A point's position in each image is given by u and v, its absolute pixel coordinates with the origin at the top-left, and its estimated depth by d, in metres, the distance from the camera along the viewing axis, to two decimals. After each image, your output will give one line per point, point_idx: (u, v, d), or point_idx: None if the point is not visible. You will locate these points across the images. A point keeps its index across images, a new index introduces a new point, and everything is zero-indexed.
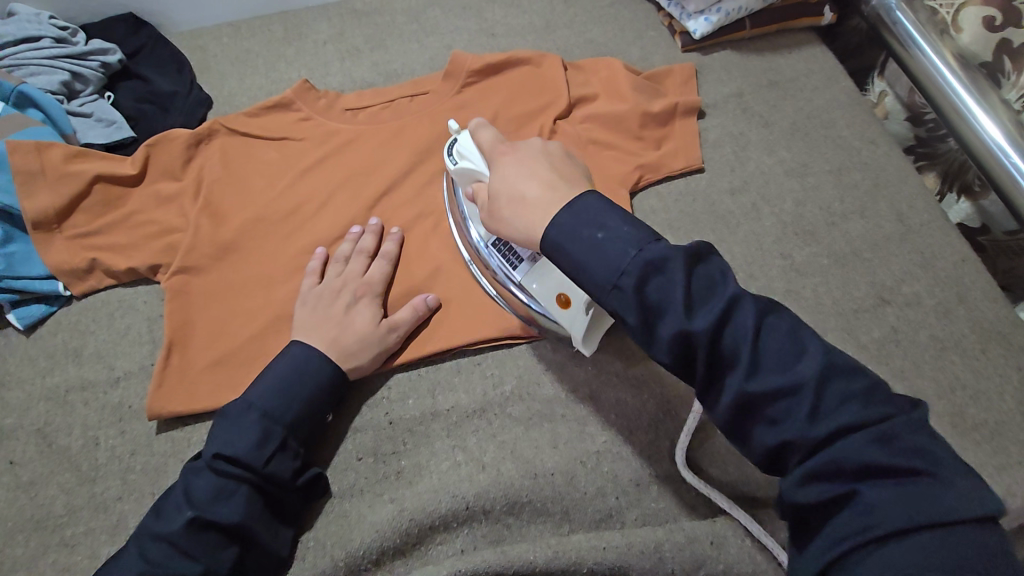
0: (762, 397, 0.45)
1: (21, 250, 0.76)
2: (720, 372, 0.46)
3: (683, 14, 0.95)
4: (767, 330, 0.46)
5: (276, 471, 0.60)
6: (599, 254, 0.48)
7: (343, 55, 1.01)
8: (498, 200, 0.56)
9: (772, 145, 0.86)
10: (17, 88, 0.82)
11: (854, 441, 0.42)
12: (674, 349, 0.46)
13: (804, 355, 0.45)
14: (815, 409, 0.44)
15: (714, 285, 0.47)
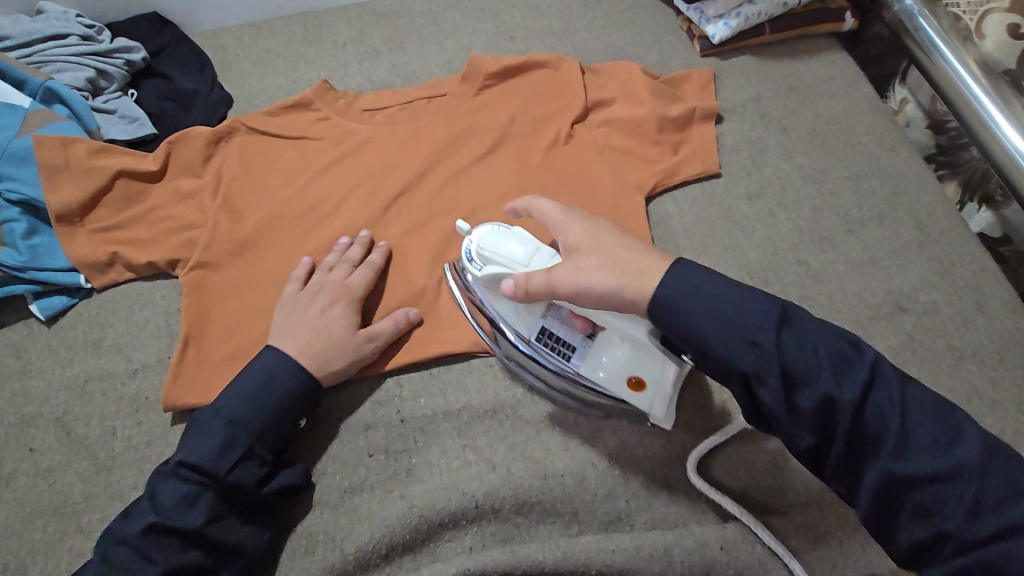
0: (908, 477, 0.45)
1: (44, 243, 0.78)
2: (865, 451, 0.47)
3: (702, 19, 0.95)
4: (913, 408, 0.47)
5: (237, 479, 0.60)
6: (724, 320, 0.48)
7: (363, 56, 1.02)
8: (584, 261, 0.54)
9: (789, 151, 0.85)
10: (45, 84, 0.84)
11: (1020, 544, 0.43)
12: (812, 426, 0.47)
13: (958, 439, 0.46)
14: (975, 502, 0.44)
15: (851, 360, 0.47)
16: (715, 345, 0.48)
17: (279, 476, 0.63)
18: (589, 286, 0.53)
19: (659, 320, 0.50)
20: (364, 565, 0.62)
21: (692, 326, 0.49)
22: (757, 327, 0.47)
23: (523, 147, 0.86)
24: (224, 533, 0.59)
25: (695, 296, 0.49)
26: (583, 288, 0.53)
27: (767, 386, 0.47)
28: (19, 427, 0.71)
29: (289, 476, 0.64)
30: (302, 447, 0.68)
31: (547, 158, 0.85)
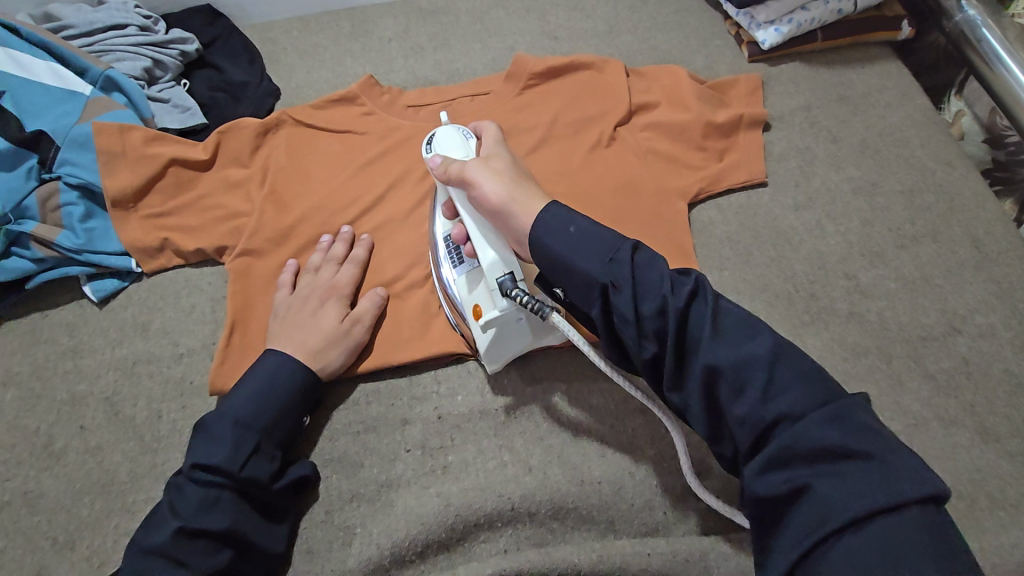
0: (720, 376, 0.48)
1: (100, 226, 0.80)
2: (685, 355, 0.49)
3: (751, 24, 0.93)
4: (722, 312, 0.50)
5: (253, 475, 0.60)
6: (584, 242, 0.54)
7: (407, 53, 1.02)
8: (494, 168, 0.62)
9: (840, 162, 0.83)
10: (105, 73, 0.86)
11: (800, 426, 0.44)
12: (650, 332, 0.50)
13: (758, 336, 0.48)
14: (767, 391, 0.46)
15: (679, 278, 0.51)
16: (571, 258, 0.54)
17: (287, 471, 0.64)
18: (484, 184, 0.61)
19: (536, 234, 0.56)
20: (400, 561, 0.62)
21: (555, 244, 0.55)
22: (609, 246, 0.53)
23: (566, 147, 0.86)
24: (249, 528, 0.59)
25: (564, 226, 0.55)
26: (480, 184, 0.61)
27: (619, 294, 0.51)
28: (71, 404, 0.74)
29: (298, 469, 0.65)
30: (342, 440, 0.70)
31: (588, 161, 0.84)
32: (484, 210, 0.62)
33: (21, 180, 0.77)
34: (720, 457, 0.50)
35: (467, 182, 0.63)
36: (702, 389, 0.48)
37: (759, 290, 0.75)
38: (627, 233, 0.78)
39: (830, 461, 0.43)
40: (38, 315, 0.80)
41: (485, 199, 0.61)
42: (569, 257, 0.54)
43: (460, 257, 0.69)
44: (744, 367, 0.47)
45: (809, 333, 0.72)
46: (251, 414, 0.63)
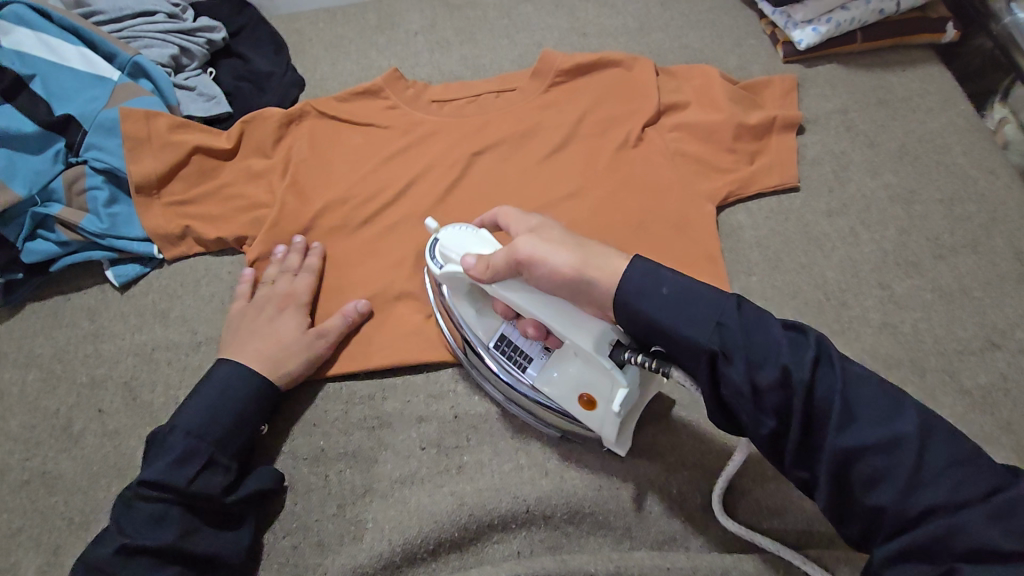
0: (857, 458, 0.43)
1: (123, 211, 0.80)
2: (816, 431, 0.45)
3: (788, 24, 0.90)
4: (855, 382, 0.45)
5: (201, 489, 0.59)
6: (684, 307, 0.48)
7: (434, 46, 1.01)
8: (547, 237, 0.55)
9: (876, 167, 0.81)
10: (133, 59, 0.86)
11: (954, 518, 0.41)
12: (770, 407, 0.45)
13: (900, 412, 0.44)
14: (913, 475, 0.43)
15: (797, 340, 0.46)
16: (674, 324, 0.48)
17: (245, 483, 0.63)
18: (548, 258, 0.53)
19: (625, 299, 0.50)
20: (411, 558, 0.61)
21: (650, 308, 0.49)
22: (717, 311, 0.47)
23: (592, 147, 0.84)
24: (201, 541, 0.58)
25: (656, 287, 0.49)
26: (543, 260, 0.53)
27: (734, 363, 0.46)
28: (90, 388, 0.74)
29: (255, 482, 0.63)
30: (356, 436, 0.69)
31: (614, 162, 0.82)
32: (556, 289, 0.54)
33: (47, 163, 0.77)
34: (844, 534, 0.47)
35: (526, 266, 0.54)
36: (834, 470, 0.44)
37: (788, 297, 0.73)
38: (653, 238, 0.76)
39: (993, 561, 0.40)
40: (61, 298, 0.80)
41: (558, 274, 0.53)
42: (670, 323, 0.48)
43: (527, 356, 0.64)
44: (888, 449, 0.43)
45: (839, 343, 0.69)
46: (203, 423, 0.62)
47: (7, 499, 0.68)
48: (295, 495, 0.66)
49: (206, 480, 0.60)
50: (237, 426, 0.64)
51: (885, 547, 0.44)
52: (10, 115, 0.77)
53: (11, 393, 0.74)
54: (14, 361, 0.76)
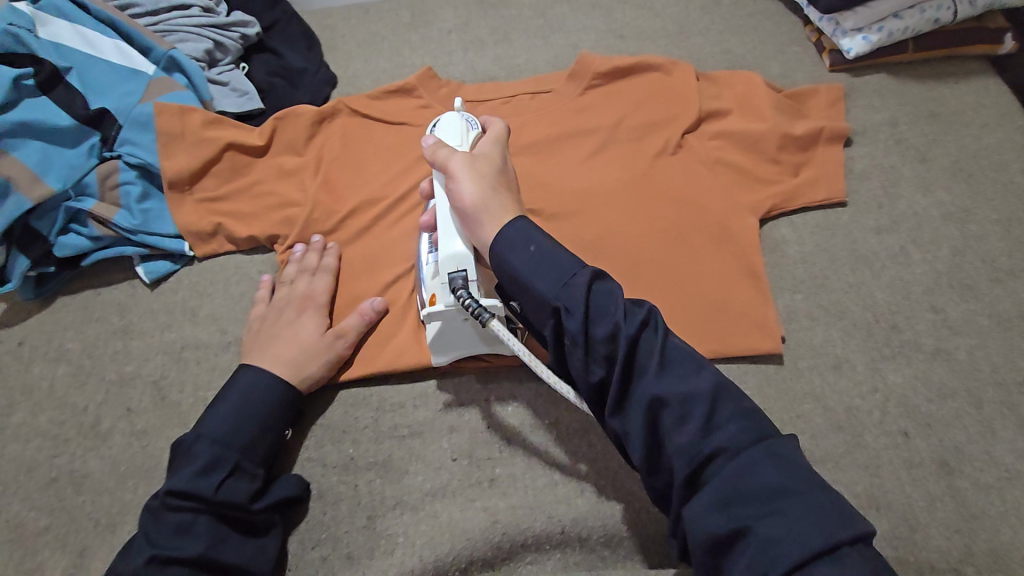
0: (663, 406, 0.46)
1: (156, 207, 0.80)
2: (631, 384, 0.47)
3: (836, 31, 0.87)
4: (670, 346, 0.48)
5: (229, 496, 0.58)
6: (543, 262, 0.51)
7: (467, 46, 1.00)
8: (478, 169, 0.58)
9: (929, 184, 0.78)
10: (168, 53, 0.85)
11: (734, 462, 0.43)
12: (599, 357, 0.48)
13: (701, 369, 0.47)
14: (706, 423, 0.45)
15: (632, 306, 0.49)
16: (529, 273, 0.51)
17: (272, 490, 0.62)
18: (458, 181, 0.57)
19: (497, 249, 0.53)
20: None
21: (515, 260, 0.52)
22: (567, 269, 0.50)
23: (629, 153, 0.81)
24: (230, 552, 0.57)
25: (525, 244, 0.52)
26: (455, 180, 0.58)
27: (571, 316, 0.48)
28: (119, 386, 0.74)
29: (281, 490, 0.63)
30: (385, 445, 0.68)
31: (653, 167, 0.79)
32: (455, 209, 0.58)
33: (82, 157, 0.77)
34: (651, 488, 0.48)
35: (447, 176, 0.59)
36: (647, 421, 0.46)
37: (834, 318, 0.71)
38: (696, 248, 0.74)
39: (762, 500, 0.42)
40: (91, 293, 0.80)
41: (457, 198, 0.57)
42: (523, 276, 0.51)
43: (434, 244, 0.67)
44: (686, 400, 0.45)
45: (890, 368, 0.67)
46: (229, 430, 0.61)
47: (36, 497, 0.68)
48: (325, 504, 0.65)
49: (233, 487, 0.59)
50: (262, 433, 0.63)
51: (688, 504, 0.44)
52: (47, 107, 0.76)
53: (40, 388, 0.74)
54: (44, 356, 0.76)
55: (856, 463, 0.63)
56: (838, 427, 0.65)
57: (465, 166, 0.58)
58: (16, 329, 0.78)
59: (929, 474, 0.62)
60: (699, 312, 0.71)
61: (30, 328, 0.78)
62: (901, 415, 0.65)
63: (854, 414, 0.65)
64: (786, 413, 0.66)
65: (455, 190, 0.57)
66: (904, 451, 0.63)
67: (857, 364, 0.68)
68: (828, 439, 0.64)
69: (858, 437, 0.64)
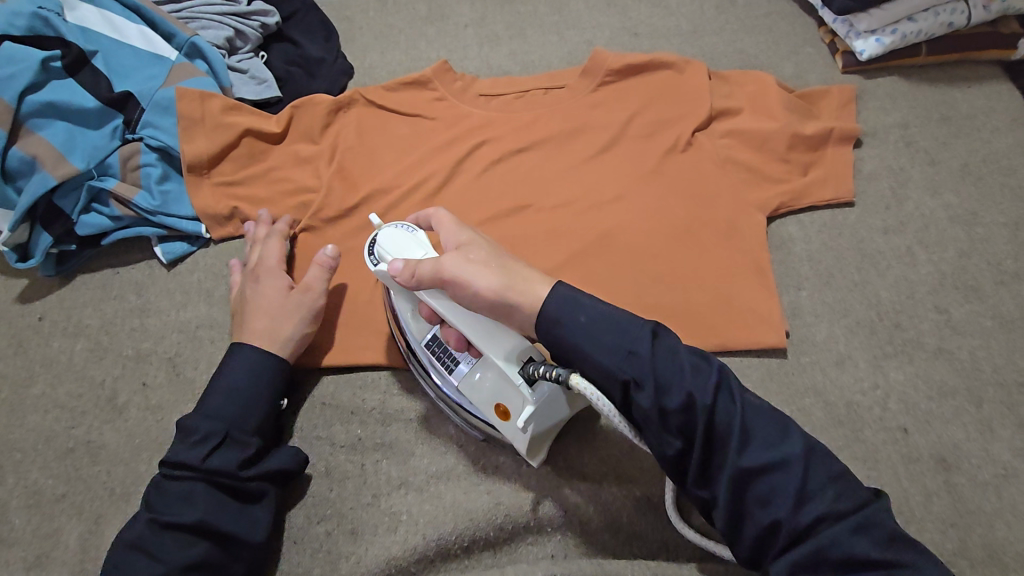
0: (753, 476, 0.48)
1: (175, 189, 0.81)
2: (713, 450, 0.49)
3: (850, 33, 0.87)
4: (749, 409, 0.49)
5: (218, 466, 0.59)
6: (603, 333, 0.51)
7: (483, 40, 1.01)
8: (476, 258, 0.56)
9: (937, 186, 0.78)
10: (190, 40, 0.87)
11: (836, 529, 0.46)
12: (675, 428, 0.49)
13: (788, 434, 0.48)
14: (797, 491, 0.47)
15: (700, 367, 0.50)
16: (591, 347, 0.51)
17: (268, 460, 0.63)
18: (473, 281, 0.55)
19: (545, 327, 0.53)
20: (445, 554, 0.62)
21: (570, 335, 0.52)
22: (628, 337, 0.50)
23: (639, 150, 0.82)
24: (223, 521, 0.58)
25: (574, 315, 0.52)
26: (468, 281, 0.55)
27: (643, 391, 0.49)
28: (135, 361, 0.76)
29: (276, 461, 0.63)
30: (391, 428, 0.69)
31: (663, 164, 0.80)
32: (481, 308, 0.56)
33: (105, 139, 0.79)
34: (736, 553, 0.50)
35: (451, 283, 0.56)
36: (733, 491, 0.48)
37: (839, 315, 0.71)
38: (715, 254, 0.74)
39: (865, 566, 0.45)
40: (110, 271, 0.82)
41: (481, 295, 0.55)
42: (584, 354, 0.51)
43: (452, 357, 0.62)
44: (778, 469, 0.47)
45: (892, 365, 0.68)
46: (217, 405, 0.63)
47: (53, 465, 0.70)
48: (332, 481, 0.67)
49: (225, 456, 0.60)
50: (252, 406, 0.64)
51: (774, 564, 0.47)
52: (73, 89, 0.79)
53: (60, 361, 0.76)
54: (64, 330, 0.78)
55: (854, 457, 0.64)
56: (839, 421, 0.66)
57: (465, 262, 0.56)
58: (37, 304, 0.80)
59: (927, 470, 0.63)
60: (698, 304, 0.72)
61: (51, 303, 0.80)
62: (901, 412, 0.66)
63: (854, 409, 0.66)
64: (788, 407, 0.67)
65: (479, 289, 0.55)
66: (903, 447, 0.64)
67: (859, 361, 0.69)
68: (828, 433, 0.65)
69: (858, 431, 0.65)
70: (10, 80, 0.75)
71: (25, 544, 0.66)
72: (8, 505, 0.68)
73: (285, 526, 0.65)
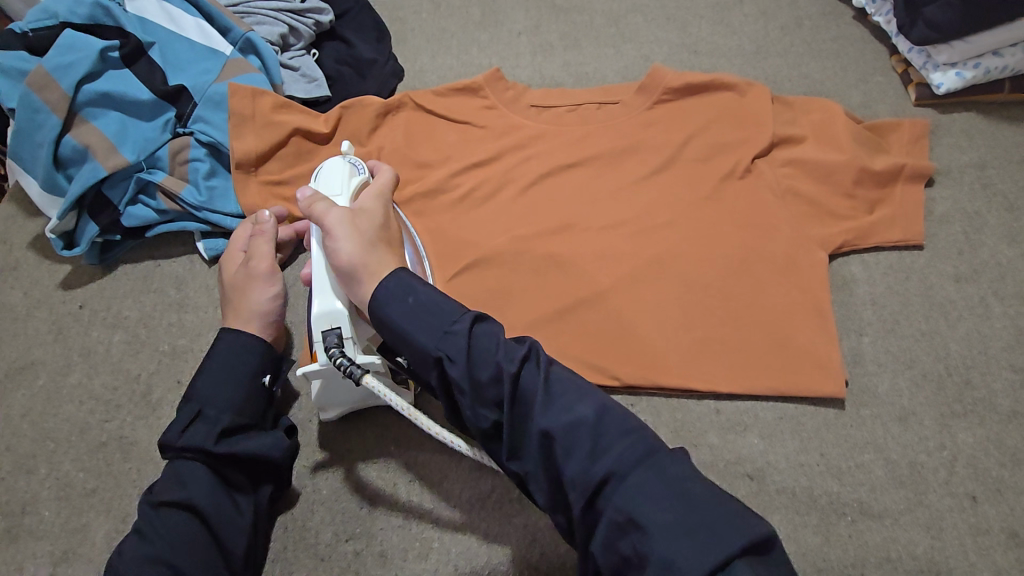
0: (553, 438, 0.47)
1: (221, 185, 0.81)
2: (523, 418, 0.49)
3: (927, 64, 0.83)
4: (554, 378, 0.50)
5: (188, 443, 0.57)
6: (423, 313, 0.52)
7: (537, 49, 0.98)
8: (357, 225, 0.59)
9: (1015, 235, 0.74)
10: (245, 35, 0.86)
11: (629, 481, 0.44)
12: (488, 401, 0.49)
13: (585, 397, 0.49)
14: (594, 449, 0.46)
15: (511, 345, 0.51)
16: (413, 328, 0.52)
17: (245, 442, 0.60)
18: (339, 239, 0.57)
19: (378, 303, 0.54)
20: None
21: (393, 313, 0.53)
22: (448, 317, 0.52)
23: (695, 174, 0.78)
24: (204, 502, 0.56)
25: (404, 295, 0.54)
26: (336, 238, 0.58)
27: (455, 364, 0.50)
28: (171, 357, 0.75)
29: (253, 444, 0.60)
30: (420, 444, 0.67)
31: (720, 191, 0.77)
32: (333, 265, 0.58)
33: (157, 131, 0.79)
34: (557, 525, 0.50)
35: (325, 231, 0.59)
36: (540, 455, 0.48)
37: (903, 366, 0.68)
38: (769, 293, 0.71)
39: (663, 515, 0.43)
40: (151, 263, 0.82)
41: (336, 255, 0.57)
42: (404, 330, 0.52)
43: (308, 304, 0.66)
44: (573, 429, 0.47)
45: (960, 426, 0.64)
46: (194, 381, 0.61)
47: (85, 458, 0.70)
48: (362, 498, 0.65)
49: (197, 434, 0.58)
50: (229, 381, 0.61)
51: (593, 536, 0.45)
52: (128, 80, 0.79)
53: (97, 351, 0.76)
54: (102, 321, 0.78)
55: (917, 522, 0.61)
56: (900, 482, 0.62)
57: (339, 223, 0.58)
58: (78, 292, 0.80)
59: (996, 544, 0.59)
60: (756, 346, 0.68)
61: (91, 292, 0.80)
62: (969, 477, 0.62)
63: (918, 470, 0.63)
64: (844, 460, 0.64)
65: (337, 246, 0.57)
66: (971, 517, 0.60)
67: (924, 418, 0.65)
68: (889, 495, 0.62)
69: (920, 495, 0.62)
70: (68, 69, 0.75)
71: (54, 538, 0.66)
72: (38, 496, 0.68)
73: (311, 539, 0.64)
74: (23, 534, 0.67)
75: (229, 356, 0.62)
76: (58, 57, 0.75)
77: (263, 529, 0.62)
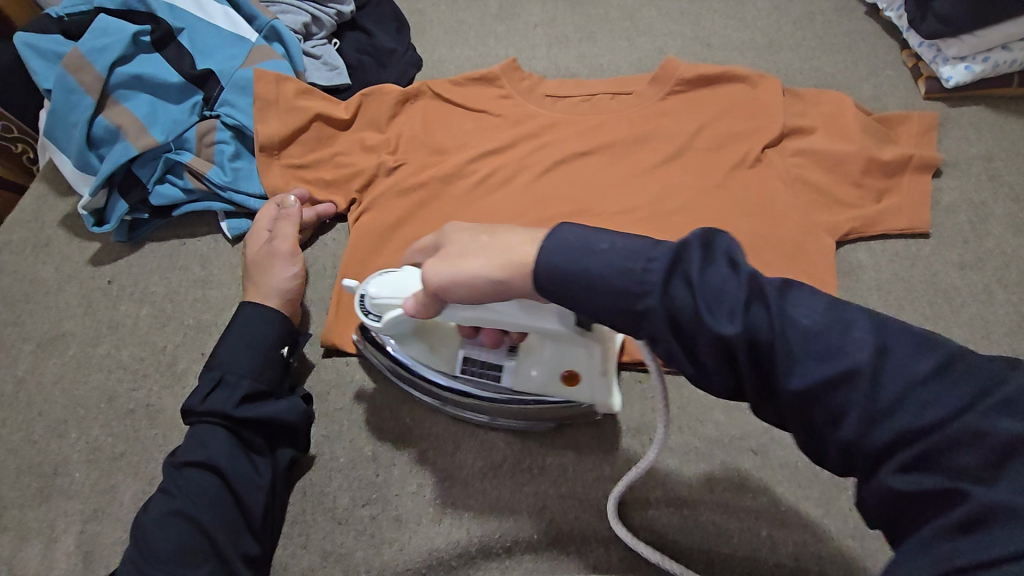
0: (814, 401, 0.37)
1: (245, 167, 0.83)
2: (767, 372, 0.38)
3: (937, 58, 0.84)
4: (792, 320, 0.37)
5: (210, 407, 0.61)
6: (607, 273, 0.41)
7: (552, 41, 1.01)
8: (452, 251, 0.48)
9: (1020, 224, 0.75)
10: (270, 23, 0.89)
11: (930, 439, 0.34)
12: (713, 365, 0.39)
13: (851, 335, 0.36)
14: (874, 409, 0.35)
15: (728, 283, 0.38)
16: (602, 294, 0.41)
17: (263, 407, 0.63)
18: (457, 271, 0.47)
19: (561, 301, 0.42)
20: (486, 552, 0.63)
21: (574, 293, 0.42)
22: (638, 267, 0.40)
23: (706, 163, 0.80)
24: (223, 463, 0.59)
25: (580, 256, 0.41)
26: (455, 274, 0.47)
27: (662, 340, 0.40)
28: (196, 330, 0.78)
29: (269, 408, 0.63)
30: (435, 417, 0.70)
31: (730, 179, 0.79)
32: (477, 296, 0.48)
33: (185, 114, 0.82)
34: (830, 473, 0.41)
35: (443, 291, 0.49)
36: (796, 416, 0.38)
37: None
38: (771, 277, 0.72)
39: (982, 471, 0.33)
40: (177, 242, 0.85)
41: (474, 284, 0.46)
42: (590, 307, 0.41)
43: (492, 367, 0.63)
44: (839, 385, 0.36)
45: None
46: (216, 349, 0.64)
47: (113, 424, 0.73)
48: (379, 466, 0.68)
49: (218, 398, 0.61)
50: (249, 349, 0.64)
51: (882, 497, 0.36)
52: (159, 64, 0.82)
53: (125, 324, 0.79)
54: (130, 296, 0.81)
55: None
56: None
57: (449, 266, 0.48)
58: (107, 268, 0.83)
59: None
60: None
61: (120, 267, 0.83)
62: None
63: None
64: None
65: (467, 280, 0.47)
66: None
67: None
68: None
69: None
70: (102, 52, 0.78)
71: (83, 498, 0.69)
72: (69, 458, 0.71)
73: (329, 504, 0.66)
74: (54, 494, 0.70)
75: (252, 327, 0.65)
76: (93, 41, 0.78)
77: (280, 493, 0.64)
